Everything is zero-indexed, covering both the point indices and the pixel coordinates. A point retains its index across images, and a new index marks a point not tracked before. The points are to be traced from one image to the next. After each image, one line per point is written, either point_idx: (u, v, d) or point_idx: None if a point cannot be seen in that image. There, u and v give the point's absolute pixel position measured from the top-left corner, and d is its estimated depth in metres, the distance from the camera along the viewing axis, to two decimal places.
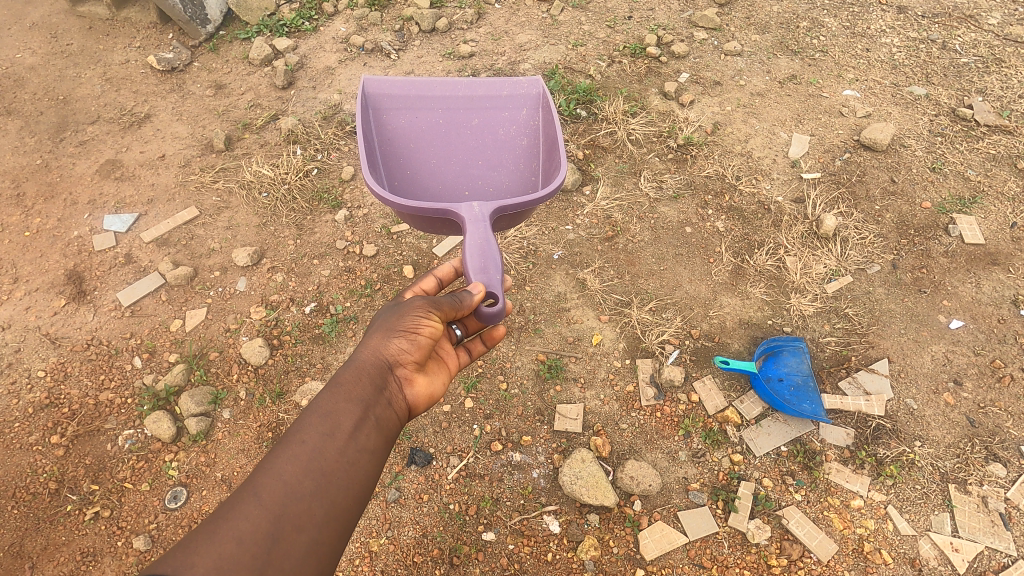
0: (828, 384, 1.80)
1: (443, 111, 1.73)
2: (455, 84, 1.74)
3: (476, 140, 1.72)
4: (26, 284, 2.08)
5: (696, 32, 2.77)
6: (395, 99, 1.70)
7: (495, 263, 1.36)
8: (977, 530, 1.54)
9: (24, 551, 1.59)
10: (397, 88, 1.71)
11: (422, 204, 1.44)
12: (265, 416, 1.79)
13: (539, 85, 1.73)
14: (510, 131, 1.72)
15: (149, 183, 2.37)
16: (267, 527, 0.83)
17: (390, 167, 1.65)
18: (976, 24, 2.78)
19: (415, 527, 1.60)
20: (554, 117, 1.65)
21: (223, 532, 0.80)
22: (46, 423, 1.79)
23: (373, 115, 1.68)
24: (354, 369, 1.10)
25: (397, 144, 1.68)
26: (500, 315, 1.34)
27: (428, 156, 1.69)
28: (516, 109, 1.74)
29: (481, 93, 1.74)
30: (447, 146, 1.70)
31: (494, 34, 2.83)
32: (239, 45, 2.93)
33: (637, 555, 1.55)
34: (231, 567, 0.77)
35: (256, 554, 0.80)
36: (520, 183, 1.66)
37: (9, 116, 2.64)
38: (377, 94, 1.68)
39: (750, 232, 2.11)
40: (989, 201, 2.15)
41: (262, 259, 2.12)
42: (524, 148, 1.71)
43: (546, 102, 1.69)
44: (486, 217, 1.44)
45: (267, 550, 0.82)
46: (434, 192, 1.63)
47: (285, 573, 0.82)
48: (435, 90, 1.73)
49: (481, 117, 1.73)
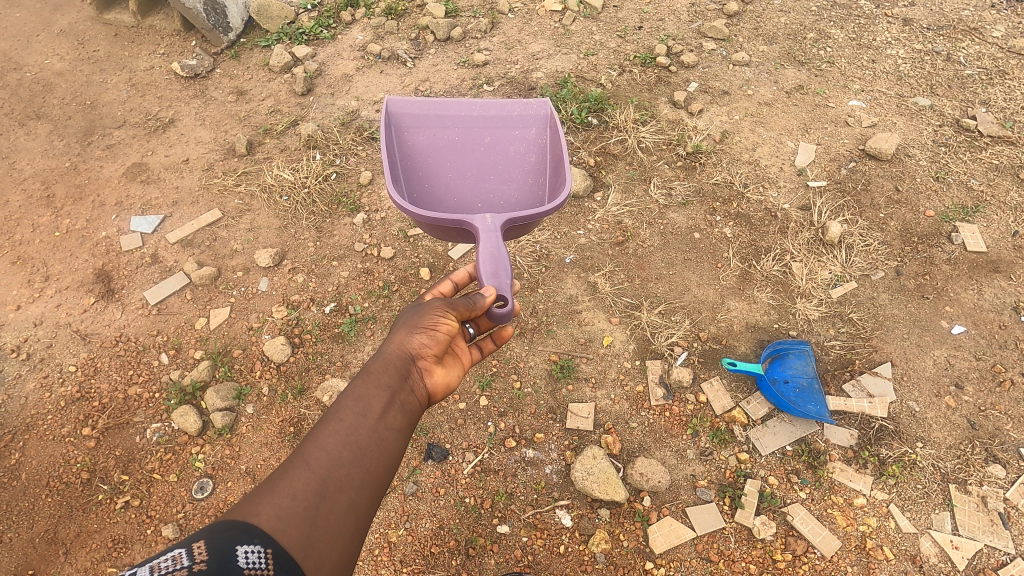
0: (833, 386, 1.85)
1: (459, 129, 1.79)
2: (470, 104, 1.81)
3: (489, 157, 1.79)
4: (57, 283, 2.16)
5: (705, 42, 2.84)
6: (415, 118, 1.77)
7: (505, 268, 1.44)
8: (977, 529, 1.59)
9: (58, 537, 1.66)
10: (416, 106, 1.78)
11: (440, 214, 1.51)
12: (287, 411, 1.86)
13: (548, 106, 1.80)
14: (519, 148, 1.79)
15: (174, 185, 2.45)
16: (314, 486, 0.92)
17: (409, 180, 1.72)
18: (980, 37, 2.83)
19: (432, 519, 1.66)
20: (561, 136, 1.72)
21: (278, 489, 0.89)
22: (78, 415, 1.86)
23: (393, 131, 1.75)
24: (381, 360, 1.17)
25: (416, 158, 1.75)
26: (510, 316, 1.41)
27: (443, 170, 1.76)
28: (527, 128, 1.81)
29: (494, 112, 1.81)
30: (462, 161, 1.77)
31: (507, 43, 2.90)
32: (259, 52, 3.01)
33: (646, 549, 1.60)
34: (287, 518, 0.86)
35: (305, 508, 0.89)
36: (528, 197, 1.73)
37: (39, 120, 2.73)
38: (398, 112, 1.75)
39: (757, 238, 2.17)
40: (991, 209, 2.21)
41: (283, 260, 2.19)
42: (532, 165, 1.78)
43: (553, 122, 1.76)
44: (498, 227, 1.51)
45: (314, 506, 0.90)
46: (449, 204, 1.70)
47: (330, 526, 0.90)
48: (451, 109, 1.80)
49: (493, 136, 1.80)
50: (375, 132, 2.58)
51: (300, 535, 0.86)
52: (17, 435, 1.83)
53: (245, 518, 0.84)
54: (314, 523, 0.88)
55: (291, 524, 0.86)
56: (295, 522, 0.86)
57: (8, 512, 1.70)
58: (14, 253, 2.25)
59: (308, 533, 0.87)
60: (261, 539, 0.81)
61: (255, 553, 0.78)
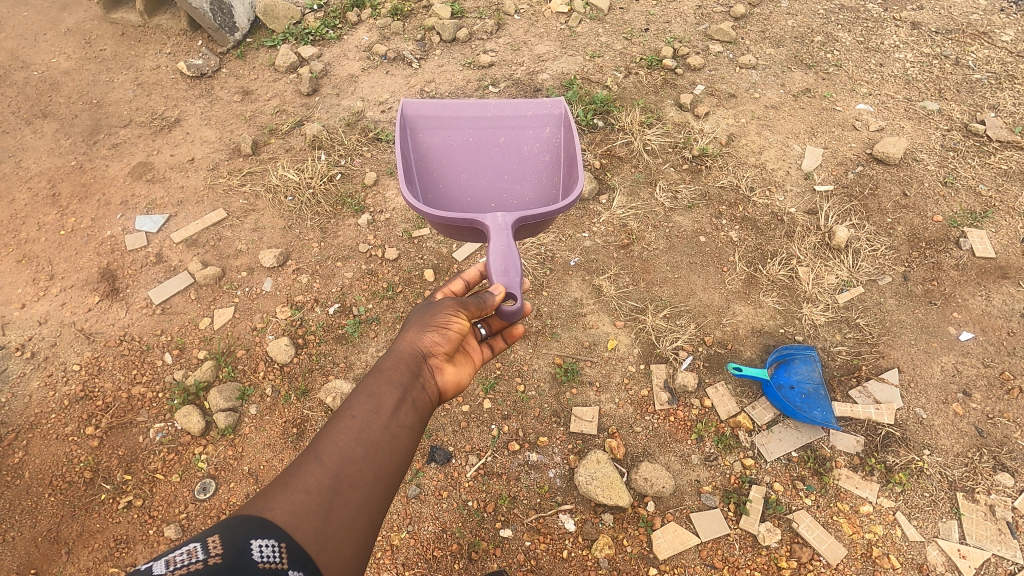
0: (839, 392, 1.84)
1: (473, 129, 1.79)
2: (484, 105, 1.81)
3: (503, 157, 1.78)
4: (61, 281, 2.16)
5: (711, 45, 2.83)
6: (429, 119, 1.77)
7: (515, 266, 1.44)
8: (984, 537, 1.57)
9: (60, 536, 1.66)
10: (431, 107, 1.77)
11: (452, 214, 1.51)
12: (290, 412, 1.85)
13: (562, 106, 1.78)
14: (534, 149, 1.79)
15: (179, 185, 2.45)
16: (327, 481, 0.92)
17: (423, 181, 1.72)
18: (989, 41, 2.82)
19: (435, 522, 1.65)
20: (575, 136, 1.71)
21: (291, 484, 0.89)
22: (81, 414, 1.86)
23: (408, 134, 1.75)
24: (392, 358, 1.16)
25: (430, 159, 1.75)
26: (521, 314, 1.40)
27: (458, 171, 1.75)
28: (541, 128, 1.80)
29: (509, 113, 1.80)
30: (476, 161, 1.77)
31: (513, 44, 2.90)
32: (265, 52, 3.02)
33: (650, 554, 1.59)
34: (301, 514, 0.86)
35: (318, 503, 0.88)
36: (542, 196, 1.73)
37: (45, 118, 2.73)
38: (413, 113, 1.75)
39: (763, 242, 2.15)
40: (1000, 215, 2.19)
41: (287, 261, 2.19)
42: (545, 164, 1.77)
43: (568, 121, 1.75)
44: (509, 225, 1.51)
45: (328, 501, 0.90)
46: (462, 204, 1.70)
47: (344, 522, 0.90)
48: (466, 110, 1.80)
49: (508, 136, 1.79)
50: (380, 133, 2.57)
51: (314, 531, 0.85)
52: (21, 434, 1.83)
53: (260, 513, 0.84)
54: (327, 519, 0.88)
55: (305, 519, 0.86)
56: (308, 517, 0.86)
57: (11, 511, 1.70)
58: (20, 251, 2.26)
59: (322, 528, 0.86)
60: (275, 534, 0.81)
61: (269, 547, 0.78)
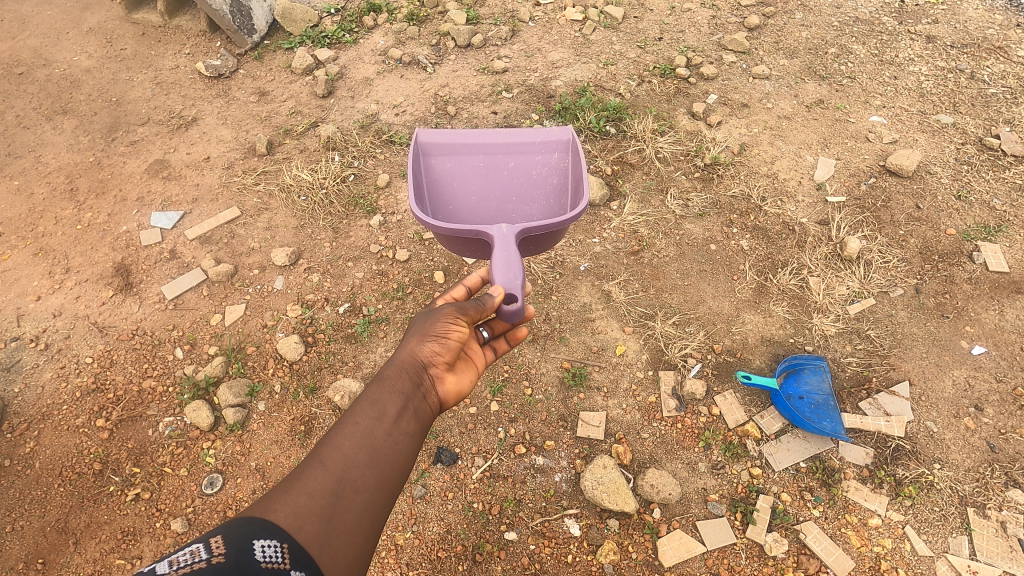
0: (849, 404, 1.83)
1: (483, 156, 1.81)
2: (495, 133, 1.84)
3: (512, 183, 1.79)
4: (76, 275, 2.19)
5: (725, 55, 2.84)
6: (442, 146, 1.79)
7: (518, 273, 1.43)
8: (996, 554, 1.55)
9: (69, 527, 1.67)
10: (444, 134, 1.80)
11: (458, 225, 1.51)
12: (299, 409, 1.86)
13: (571, 130, 1.80)
14: (543, 173, 1.79)
15: (194, 183, 2.48)
16: (330, 486, 0.92)
17: (432, 206, 1.73)
18: (1005, 56, 2.80)
19: (439, 523, 1.65)
20: (583, 159, 1.71)
21: (295, 488, 0.89)
22: (92, 407, 1.87)
23: (421, 161, 1.77)
24: (394, 366, 1.17)
25: (442, 185, 1.77)
26: (521, 314, 1.39)
27: (468, 196, 1.76)
28: (549, 153, 1.80)
29: (518, 139, 1.82)
30: (486, 187, 1.78)
31: (527, 51, 2.92)
32: (282, 55, 3.06)
33: (656, 562, 1.59)
34: (303, 517, 0.85)
35: (322, 506, 0.89)
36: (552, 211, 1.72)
37: (65, 115, 2.78)
38: (427, 140, 1.78)
39: (774, 251, 2.15)
40: (1014, 229, 2.17)
41: (299, 259, 2.21)
42: (554, 188, 1.77)
43: (575, 147, 1.76)
44: (514, 235, 1.50)
45: (331, 504, 0.90)
46: None
47: (346, 526, 0.90)
48: (477, 137, 1.82)
49: (517, 161, 1.80)
50: (394, 135, 2.59)
51: (316, 533, 0.85)
52: (33, 424, 1.85)
53: (263, 515, 0.84)
54: (330, 521, 0.88)
55: (307, 522, 0.85)
56: (312, 520, 0.86)
57: (21, 500, 1.71)
58: (37, 243, 2.29)
59: (325, 531, 0.87)
60: (278, 535, 0.80)
61: (272, 548, 0.77)
